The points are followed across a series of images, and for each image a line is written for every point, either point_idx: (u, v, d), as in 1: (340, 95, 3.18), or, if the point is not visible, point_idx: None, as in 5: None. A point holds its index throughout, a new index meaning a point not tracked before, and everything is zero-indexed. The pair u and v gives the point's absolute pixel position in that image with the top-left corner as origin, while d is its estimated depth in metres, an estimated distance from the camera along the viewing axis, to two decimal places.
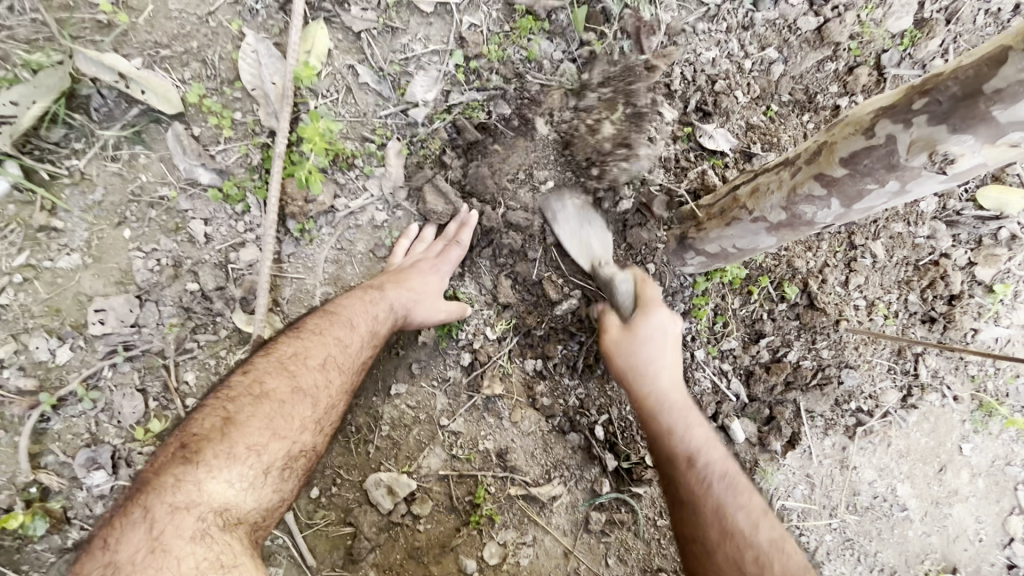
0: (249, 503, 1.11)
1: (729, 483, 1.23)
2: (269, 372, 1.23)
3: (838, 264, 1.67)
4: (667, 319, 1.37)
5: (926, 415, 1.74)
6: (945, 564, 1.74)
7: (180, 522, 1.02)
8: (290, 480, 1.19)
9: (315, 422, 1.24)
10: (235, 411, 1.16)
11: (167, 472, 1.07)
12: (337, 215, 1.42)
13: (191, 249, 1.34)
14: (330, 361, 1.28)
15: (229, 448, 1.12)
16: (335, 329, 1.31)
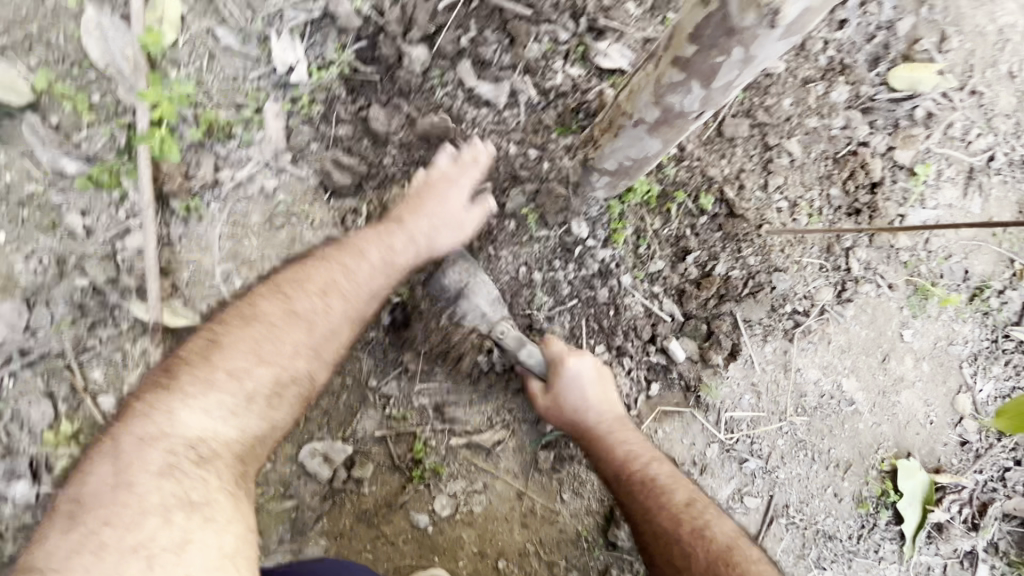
0: (229, 433, 1.08)
1: (657, 465, 1.42)
2: (264, 296, 1.20)
3: (755, 168, 1.64)
4: (582, 361, 1.48)
5: (863, 307, 1.73)
6: (898, 450, 1.76)
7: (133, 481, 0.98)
8: (279, 410, 1.14)
9: (308, 348, 1.18)
10: (199, 366, 1.10)
11: (118, 434, 1.04)
12: (224, 188, 1.37)
13: (72, 244, 1.29)
14: (330, 284, 1.23)
15: (173, 400, 1.06)
16: (336, 262, 1.26)
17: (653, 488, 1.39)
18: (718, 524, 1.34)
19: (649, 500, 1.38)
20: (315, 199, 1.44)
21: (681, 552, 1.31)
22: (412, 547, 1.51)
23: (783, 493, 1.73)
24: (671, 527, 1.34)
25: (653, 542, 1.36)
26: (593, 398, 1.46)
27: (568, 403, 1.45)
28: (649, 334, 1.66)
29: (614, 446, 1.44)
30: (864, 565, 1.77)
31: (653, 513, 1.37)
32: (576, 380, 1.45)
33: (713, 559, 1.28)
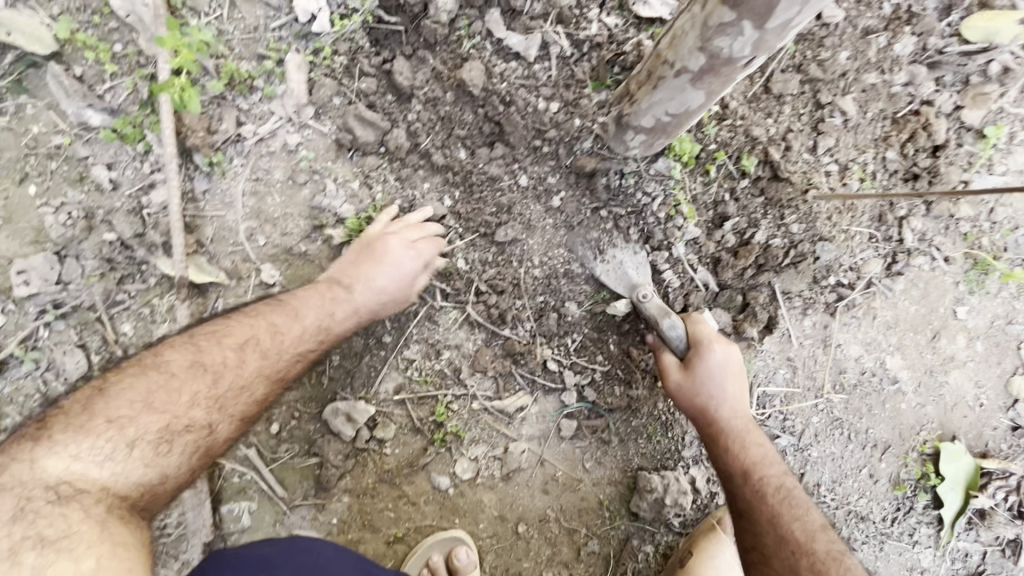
0: (100, 475, 1.03)
1: (786, 495, 1.36)
2: (175, 348, 1.19)
3: (804, 129, 1.52)
4: (725, 352, 1.41)
5: (915, 281, 1.62)
6: (942, 433, 1.67)
7: (126, 464, 1.06)
8: (171, 454, 1.11)
9: (216, 400, 1.17)
10: (217, 366, 1.18)
11: (111, 399, 1.09)
12: (247, 143, 1.35)
13: (100, 198, 1.29)
14: (251, 343, 1.22)
15: (176, 386, 1.14)
16: (266, 319, 1.25)
17: (779, 509, 1.33)
18: (841, 564, 1.25)
19: (767, 522, 1.33)
20: (338, 155, 1.41)
21: None
22: (434, 508, 1.52)
23: (815, 471, 1.67)
24: (783, 556, 1.28)
25: (775, 568, 1.28)
26: (724, 400, 1.40)
27: (704, 393, 1.40)
28: (681, 304, 1.59)
29: (739, 455, 1.39)
30: (897, 549, 1.72)
31: (767, 536, 1.32)
32: (720, 369, 1.39)
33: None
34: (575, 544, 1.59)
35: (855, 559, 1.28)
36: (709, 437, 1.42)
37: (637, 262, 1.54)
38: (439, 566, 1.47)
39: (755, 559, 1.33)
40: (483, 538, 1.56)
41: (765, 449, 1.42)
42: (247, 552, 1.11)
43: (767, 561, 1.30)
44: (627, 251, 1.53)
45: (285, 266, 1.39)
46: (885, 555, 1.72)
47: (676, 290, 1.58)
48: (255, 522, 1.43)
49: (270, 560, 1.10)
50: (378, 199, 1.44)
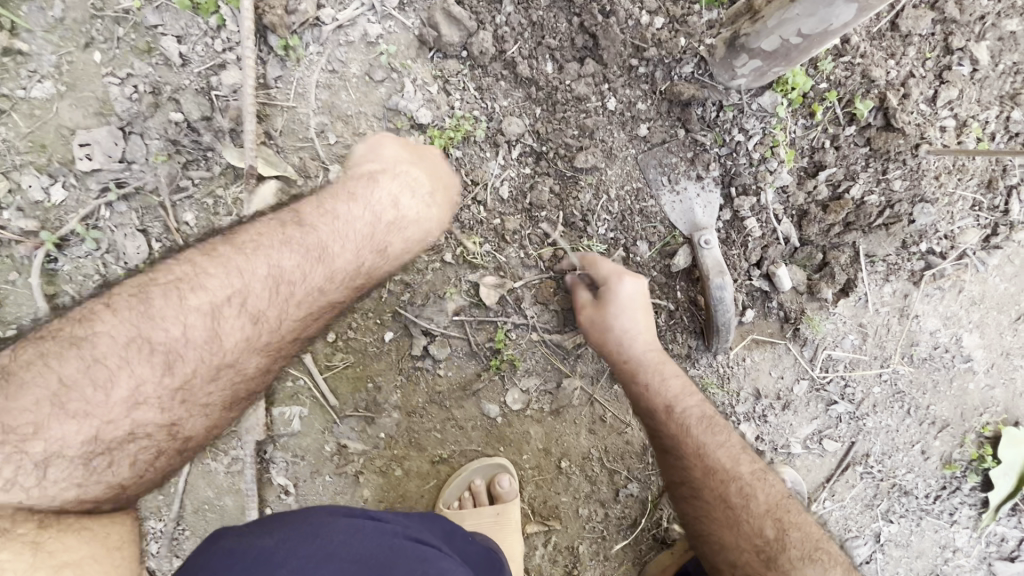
0: (28, 499, 0.80)
1: (707, 423, 1.29)
2: (113, 312, 0.91)
3: (927, 75, 1.38)
4: (635, 287, 1.36)
5: (1011, 257, 1.52)
6: (1006, 417, 1.61)
7: (46, 488, 0.81)
8: (120, 463, 0.88)
9: (179, 389, 0.93)
10: (169, 343, 0.92)
11: (14, 397, 0.82)
12: (324, 29, 1.25)
13: (168, 74, 1.21)
14: (228, 306, 0.97)
15: (106, 379, 0.86)
16: (236, 270, 0.98)
17: (701, 437, 1.27)
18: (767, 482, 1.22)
19: (690, 455, 1.26)
20: (418, 54, 1.31)
21: (728, 514, 1.20)
22: (480, 435, 1.51)
23: (866, 441, 1.63)
24: (712, 485, 1.23)
25: (707, 497, 1.23)
26: (633, 336, 1.36)
27: (615, 329, 1.35)
28: (757, 256, 1.50)
29: (649, 387, 1.33)
30: (934, 526, 1.69)
31: (698, 468, 1.25)
32: (634, 303, 1.35)
33: (763, 516, 1.19)
34: (614, 485, 1.58)
35: (782, 483, 1.26)
36: (629, 373, 1.36)
37: (708, 199, 1.46)
38: (482, 490, 1.48)
39: (684, 492, 1.26)
40: (525, 469, 1.55)
41: (684, 379, 1.35)
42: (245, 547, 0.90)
43: (695, 494, 1.25)
44: (704, 191, 1.45)
45: None
46: (921, 530, 1.70)
47: (756, 241, 1.49)
48: (304, 427, 1.42)
49: (268, 560, 0.89)
50: (456, 108, 1.34)
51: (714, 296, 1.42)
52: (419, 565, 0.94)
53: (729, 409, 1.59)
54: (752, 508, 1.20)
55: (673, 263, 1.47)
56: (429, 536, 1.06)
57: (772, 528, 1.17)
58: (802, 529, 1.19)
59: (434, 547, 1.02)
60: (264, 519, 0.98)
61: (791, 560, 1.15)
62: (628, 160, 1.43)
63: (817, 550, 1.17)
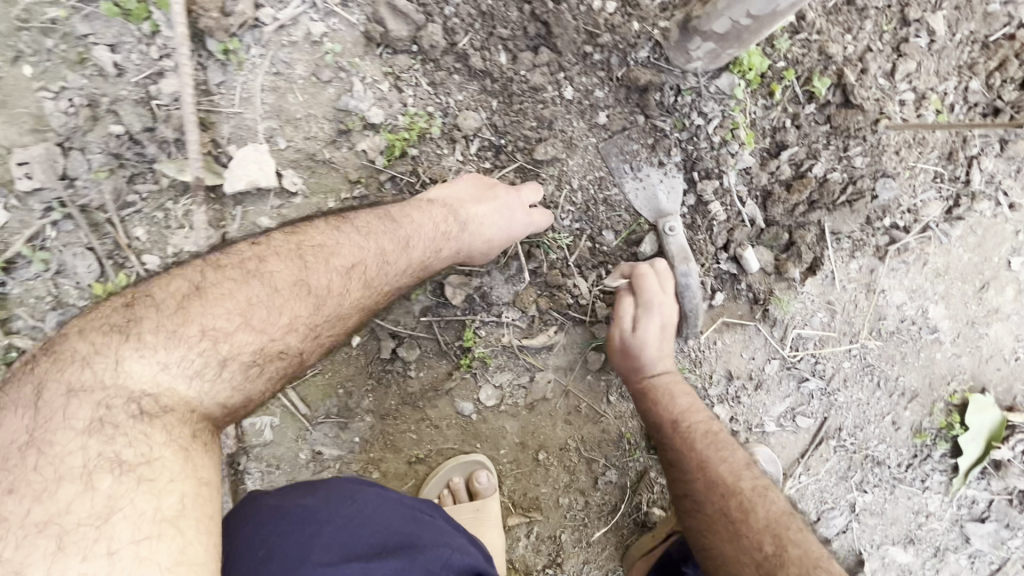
0: (189, 390, 0.94)
1: (712, 441, 1.35)
2: (278, 255, 1.07)
3: (884, 49, 1.37)
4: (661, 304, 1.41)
5: (973, 228, 1.53)
6: (973, 385, 1.64)
7: (215, 383, 0.96)
8: (257, 381, 1.02)
9: (310, 327, 1.07)
10: (318, 290, 1.08)
11: (207, 304, 0.98)
12: (266, 30, 1.21)
13: (104, 84, 1.16)
14: (358, 269, 1.13)
15: (278, 305, 1.03)
16: (374, 242, 1.16)
17: (705, 453, 1.34)
18: (767, 499, 1.28)
19: (694, 471, 1.34)
20: (366, 52, 1.27)
21: (729, 528, 1.26)
22: (456, 433, 1.51)
23: (838, 416, 1.66)
24: (714, 499, 1.30)
25: (706, 512, 1.30)
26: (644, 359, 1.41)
27: (633, 352, 1.40)
28: (723, 239, 1.50)
29: (657, 407, 1.40)
30: (906, 493, 1.73)
31: (699, 483, 1.33)
32: (658, 322, 1.40)
33: (762, 532, 1.24)
34: (593, 473, 1.59)
35: (782, 500, 1.31)
36: (641, 393, 1.42)
37: (671, 184, 1.44)
38: (459, 487, 1.50)
39: (688, 504, 1.34)
40: (503, 463, 1.56)
41: (694, 398, 1.41)
42: (289, 505, 1.02)
43: (699, 508, 1.31)
44: (666, 178, 1.44)
45: (308, 173, 1.28)
46: (894, 498, 1.74)
47: (722, 225, 1.48)
48: (277, 437, 1.42)
49: (313, 516, 0.99)
50: (409, 105, 1.31)
51: (680, 283, 1.44)
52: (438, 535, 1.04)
53: (702, 393, 1.60)
54: (750, 524, 1.26)
55: (639, 251, 1.46)
56: (438, 513, 1.15)
57: (771, 544, 1.22)
58: (799, 546, 1.23)
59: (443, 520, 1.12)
60: (299, 486, 1.09)
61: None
62: (588, 150, 1.41)
63: (816, 567, 1.19)
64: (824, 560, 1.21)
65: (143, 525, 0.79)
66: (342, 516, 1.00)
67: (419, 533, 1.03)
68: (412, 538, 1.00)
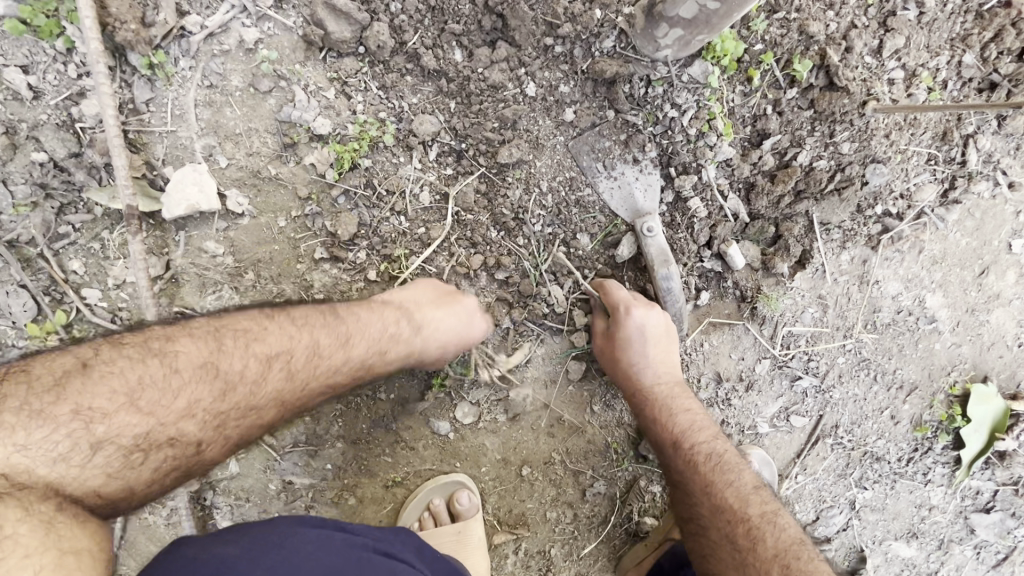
0: (49, 470, 0.82)
1: (716, 462, 1.29)
2: (193, 335, 1.00)
3: (869, 24, 1.27)
4: (647, 317, 1.32)
5: (971, 211, 1.44)
6: (975, 374, 1.56)
7: (83, 471, 0.86)
8: (140, 469, 0.92)
9: (208, 416, 0.98)
10: (229, 375, 1.00)
11: (91, 383, 0.89)
12: (194, 40, 1.11)
13: (21, 110, 1.07)
14: (277, 363, 1.05)
15: (175, 387, 0.95)
16: (305, 334, 1.09)
17: (708, 475, 1.27)
18: (775, 527, 1.20)
19: (697, 493, 1.28)
20: (307, 57, 1.18)
21: (735, 555, 1.20)
22: (433, 453, 1.44)
23: (834, 413, 1.59)
24: (718, 524, 1.24)
25: (711, 537, 1.24)
26: (638, 370, 1.34)
27: (626, 363, 1.33)
28: (706, 236, 1.41)
29: (656, 424, 1.33)
30: (908, 487, 1.66)
31: (703, 506, 1.27)
32: (641, 337, 1.30)
33: (769, 562, 1.17)
34: (580, 485, 1.52)
35: (795, 526, 1.23)
36: (637, 407, 1.36)
37: (648, 182, 1.35)
38: (441, 510, 1.43)
39: (692, 527, 1.29)
40: (485, 481, 1.49)
41: (696, 414, 1.34)
42: (204, 554, 0.84)
43: (704, 532, 1.26)
44: (641, 175, 1.35)
45: (254, 192, 1.19)
46: (895, 493, 1.67)
47: (703, 222, 1.39)
48: (244, 469, 1.35)
49: (231, 568, 0.82)
50: (359, 112, 1.21)
51: (661, 287, 1.34)
52: None
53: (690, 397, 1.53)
54: (758, 552, 1.19)
55: (617, 254, 1.36)
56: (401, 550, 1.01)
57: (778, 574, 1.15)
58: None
59: (403, 561, 0.98)
60: (217, 533, 0.91)
61: None
62: (556, 150, 1.31)
63: None
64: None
65: None
66: (278, 563, 0.84)
67: None
68: None
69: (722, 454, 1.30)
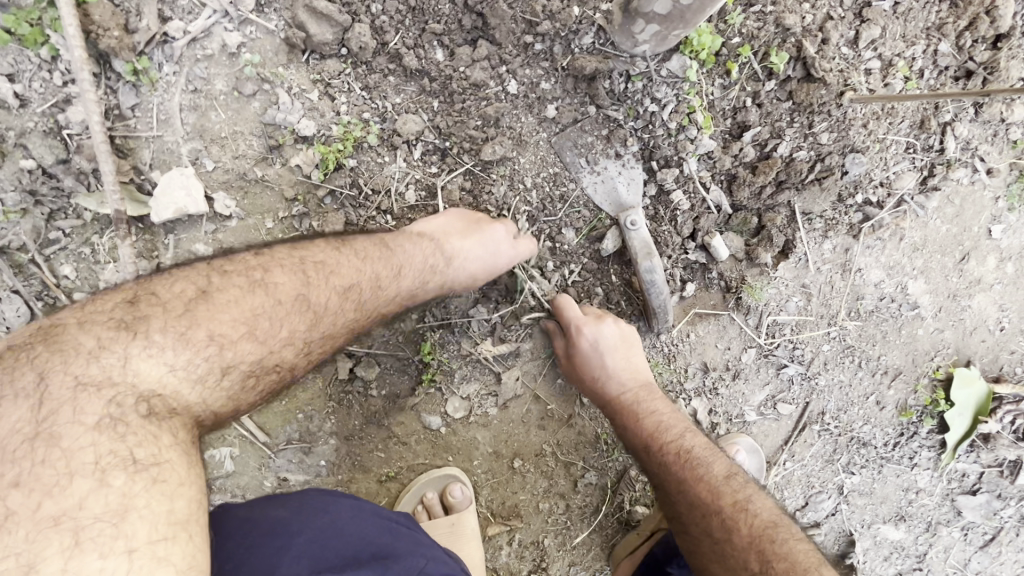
0: (190, 395, 0.88)
1: (687, 459, 1.27)
2: (281, 266, 1.02)
3: (845, 16, 1.29)
4: (600, 330, 1.35)
5: (950, 198, 1.46)
6: (957, 359, 1.59)
7: (214, 392, 0.91)
8: (252, 392, 0.98)
9: (308, 343, 1.03)
10: (318, 307, 1.03)
11: (215, 308, 0.92)
12: (177, 45, 1.13)
13: (8, 118, 1.09)
14: (354, 292, 1.08)
15: (281, 317, 0.98)
16: (373, 264, 1.12)
17: (680, 473, 1.26)
18: (748, 514, 1.18)
19: (674, 491, 1.27)
20: (290, 59, 1.19)
21: (715, 549, 1.19)
22: (425, 447, 1.47)
23: (820, 399, 1.61)
24: (696, 520, 1.23)
25: (693, 533, 1.24)
26: (602, 380, 1.36)
27: (589, 376, 1.37)
28: (689, 229, 1.43)
29: (627, 430, 1.35)
30: (895, 471, 1.69)
31: (679, 503, 1.26)
32: (596, 348, 1.34)
33: (747, 550, 1.16)
34: (572, 476, 1.55)
35: (770, 510, 1.21)
36: (608, 416, 1.39)
37: (631, 176, 1.37)
38: (435, 502, 1.46)
39: (678, 525, 1.28)
40: (478, 474, 1.52)
41: (663, 414, 1.33)
42: (259, 515, 0.97)
43: (686, 528, 1.26)
44: (624, 169, 1.36)
45: (240, 195, 1.21)
46: (883, 477, 1.70)
47: (686, 214, 1.41)
48: (239, 466, 1.38)
49: (284, 527, 0.94)
50: (342, 113, 1.23)
51: (645, 280, 1.35)
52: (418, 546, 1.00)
53: (677, 387, 1.56)
54: (735, 542, 1.17)
55: (602, 248, 1.39)
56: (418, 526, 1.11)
57: (755, 561, 1.14)
58: (789, 558, 1.13)
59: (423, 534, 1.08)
60: (274, 496, 1.05)
61: None
62: (539, 146, 1.33)
63: None
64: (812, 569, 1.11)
65: (159, 526, 0.73)
66: (322, 524, 0.96)
67: (395, 544, 0.98)
68: (387, 549, 0.96)
69: (691, 451, 1.28)
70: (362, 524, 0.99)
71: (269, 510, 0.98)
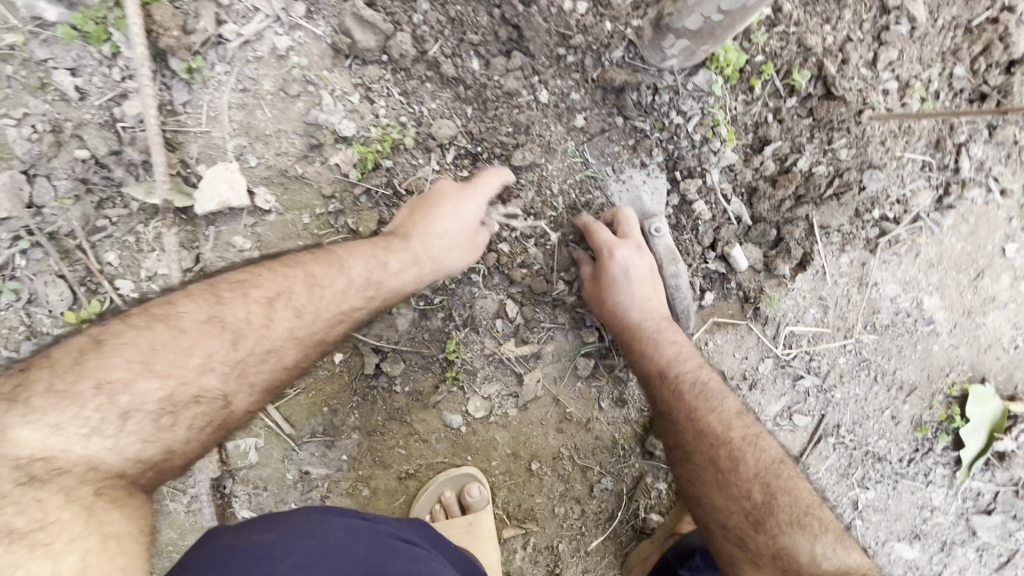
0: (95, 450, 0.89)
1: (700, 389, 1.30)
2: (189, 296, 1.03)
3: (864, 38, 1.34)
4: (633, 255, 1.35)
5: (965, 216, 1.50)
6: (972, 375, 1.60)
7: (120, 439, 0.92)
8: (175, 427, 0.97)
9: (232, 363, 1.02)
10: (238, 324, 1.04)
11: (103, 356, 0.92)
12: (229, 47, 1.19)
13: (67, 109, 1.15)
14: (284, 296, 1.09)
15: (186, 347, 0.98)
16: (302, 270, 1.13)
17: (694, 403, 1.28)
18: (758, 448, 1.24)
19: (682, 421, 1.28)
20: (334, 63, 1.25)
21: (718, 477, 1.23)
22: (445, 446, 1.48)
23: (836, 412, 1.63)
24: (702, 449, 1.25)
25: (696, 462, 1.26)
26: (633, 304, 1.35)
27: (612, 298, 1.35)
28: (710, 239, 1.47)
29: (645, 353, 1.34)
30: (910, 488, 1.69)
31: (688, 433, 1.27)
32: (627, 273, 1.34)
33: (753, 481, 1.21)
34: (588, 481, 1.56)
35: (776, 447, 1.27)
36: (624, 340, 1.37)
37: (655, 185, 1.41)
38: (452, 502, 1.46)
39: (678, 456, 1.30)
40: (495, 475, 1.53)
41: (681, 345, 1.35)
42: (240, 540, 0.90)
43: (688, 457, 1.27)
44: (650, 179, 1.41)
45: (281, 190, 1.26)
46: (897, 494, 1.70)
47: (707, 224, 1.45)
48: (262, 458, 1.40)
49: (268, 555, 0.88)
50: (382, 116, 1.28)
51: (669, 284, 1.43)
52: (413, 564, 0.94)
53: None
54: (741, 472, 1.22)
55: None
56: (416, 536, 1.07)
57: (761, 492, 1.20)
58: (790, 493, 1.22)
59: (422, 547, 1.03)
60: (259, 519, 0.98)
61: (779, 524, 1.18)
62: (567, 154, 1.38)
63: (806, 514, 1.19)
64: (812, 507, 1.21)
65: None
66: (311, 550, 0.90)
67: (389, 563, 0.93)
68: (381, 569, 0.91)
69: (707, 384, 1.31)
70: (354, 547, 0.94)
71: (252, 534, 0.91)
